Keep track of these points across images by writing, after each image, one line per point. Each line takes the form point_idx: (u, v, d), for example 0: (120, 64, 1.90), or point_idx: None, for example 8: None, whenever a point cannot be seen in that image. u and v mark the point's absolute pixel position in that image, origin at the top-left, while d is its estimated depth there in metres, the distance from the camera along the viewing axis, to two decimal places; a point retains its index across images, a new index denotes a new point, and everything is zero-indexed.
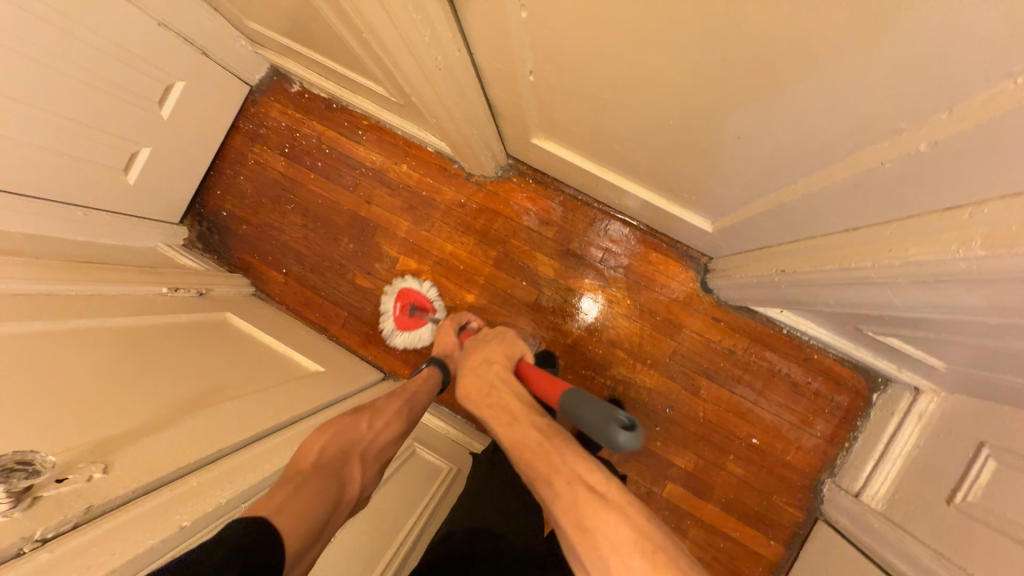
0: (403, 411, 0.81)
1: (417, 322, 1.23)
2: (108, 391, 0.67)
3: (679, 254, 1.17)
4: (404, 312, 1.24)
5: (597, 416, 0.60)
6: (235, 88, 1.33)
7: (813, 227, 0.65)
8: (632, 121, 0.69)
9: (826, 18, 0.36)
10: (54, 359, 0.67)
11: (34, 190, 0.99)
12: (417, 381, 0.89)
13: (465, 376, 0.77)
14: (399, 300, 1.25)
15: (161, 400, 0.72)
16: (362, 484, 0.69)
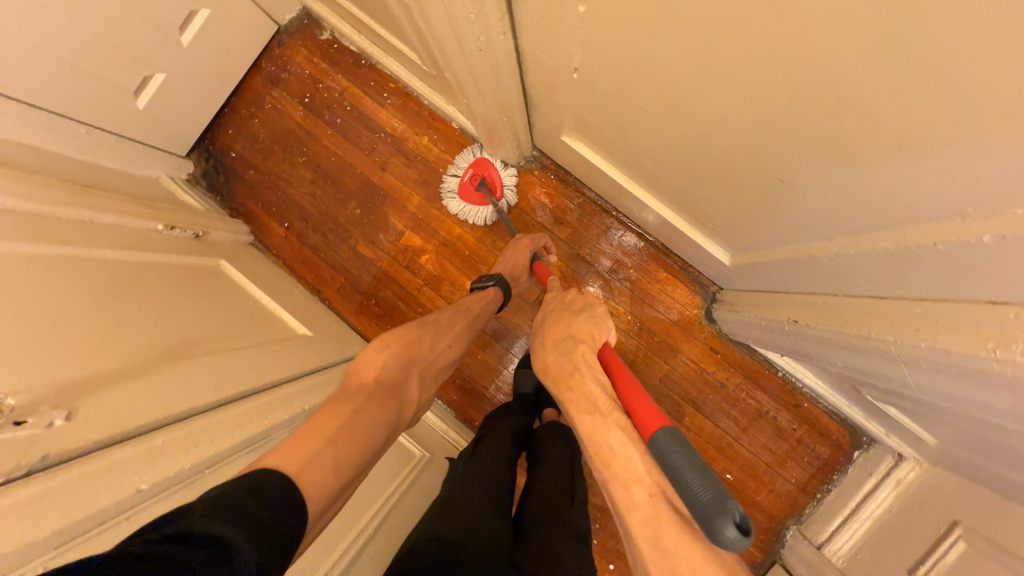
0: (464, 333, 0.86)
1: (479, 198, 1.18)
2: (89, 329, 0.65)
3: (689, 278, 1.14)
4: (472, 181, 1.18)
5: (708, 487, 0.49)
6: (262, 25, 1.26)
7: (839, 286, 0.62)
8: (672, 141, 0.65)
9: (919, 80, 0.32)
10: (34, 284, 0.64)
11: (37, 101, 0.94)
12: (481, 304, 0.92)
13: (549, 346, 0.74)
14: (474, 168, 1.18)
15: (141, 345, 0.69)
16: (418, 402, 0.73)
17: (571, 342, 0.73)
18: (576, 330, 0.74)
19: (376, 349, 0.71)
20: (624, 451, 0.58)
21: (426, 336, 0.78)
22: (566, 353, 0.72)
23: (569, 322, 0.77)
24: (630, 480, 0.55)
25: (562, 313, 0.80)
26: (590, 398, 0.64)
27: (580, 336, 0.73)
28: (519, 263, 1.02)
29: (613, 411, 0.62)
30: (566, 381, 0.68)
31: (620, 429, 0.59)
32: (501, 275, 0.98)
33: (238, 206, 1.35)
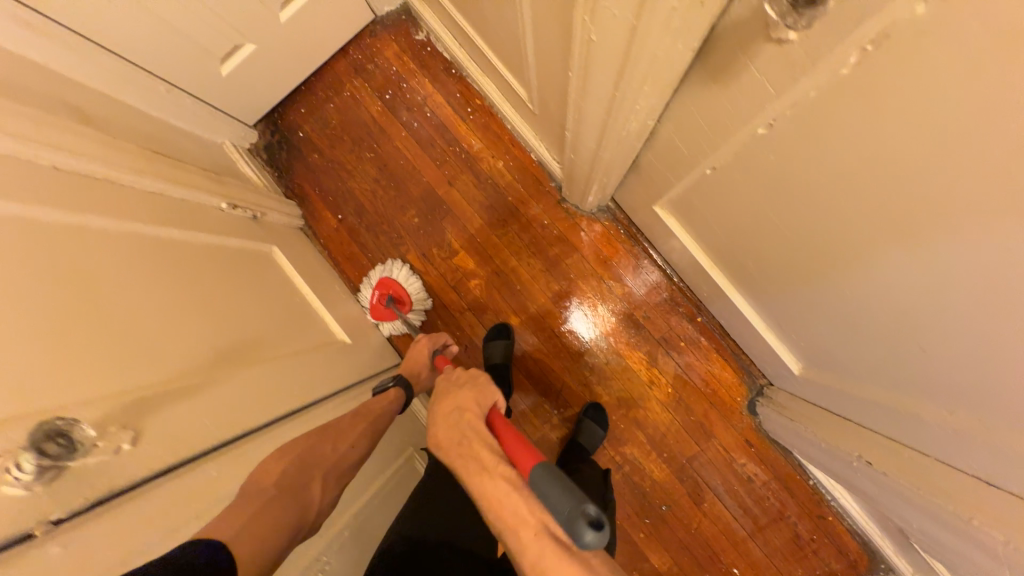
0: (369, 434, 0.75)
1: (391, 314, 1.20)
2: (142, 325, 0.60)
3: (739, 364, 1.12)
4: (380, 301, 1.20)
5: (561, 498, 0.50)
6: (359, 12, 1.22)
7: (938, 451, 0.59)
8: (794, 262, 0.62)
9: None
10: (99, 265, 0.61)
11: (113, 46, 0.89)
12: (388, 400, 0.85)
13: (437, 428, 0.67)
14: (379, 289, 1.20)
15: (188, 345, 0.65)
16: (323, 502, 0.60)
17: (456, 412, 0.68)
18: (461, 398, 0.71)
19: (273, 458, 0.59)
20: (514, 497, 0.54)
21: (324, 437, 0.67)
22: (451, 422, 0.67)
23: (455, 394, 0.73)
24: (519, 525, 0.52)
25: (454, 386, 0.75)
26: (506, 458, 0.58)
27: (466, 403, 0.70)
28: (421, 361, 1.00)
29: (499, 467, 0.58)
30: (458, 446, 0.63)
31: (505, 479, 0.56)
32: (399, 374, 0.95)
33: (296, 187, 1.32)
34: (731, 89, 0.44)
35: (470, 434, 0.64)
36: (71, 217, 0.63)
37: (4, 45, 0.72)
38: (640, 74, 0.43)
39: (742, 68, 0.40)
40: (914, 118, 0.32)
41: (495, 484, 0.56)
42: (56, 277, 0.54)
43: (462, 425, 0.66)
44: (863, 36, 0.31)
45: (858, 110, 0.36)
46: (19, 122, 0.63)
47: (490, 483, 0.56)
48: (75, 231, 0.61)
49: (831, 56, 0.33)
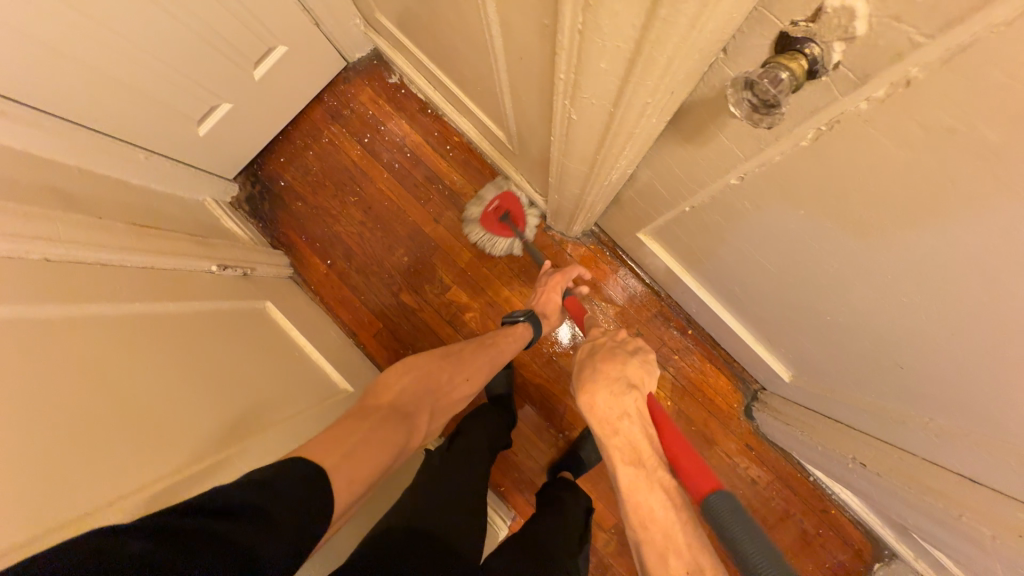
0: (488, 363, 0.88)
1: (501, 229, 1.18)
2: (148, 415, 0.60)
3: (732, 371, 1.16)
4: (496, 211, 1.16)
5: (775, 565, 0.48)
6: (331, 61, 1.24)
7: (920, 451, 0.64)
8: (773, 287, 0.67)
9: None
10: (101, 357, 0.61)
11: (90, 123, 0.89)
12: (507, 340, 0.93)
13: (599, 382, 0.66)
14: (499, 199, 1.16)
15: (196, 427, 0.65)
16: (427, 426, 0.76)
17: (624, 387, 0.66)
18: (630, 372, 0.68)
19: (395, 375, 0.77)
20: (665, 515, 0.54)
21: (446, 367, 0.82)
22: (617, 395, 0.65)
23: (623, 363, 0.70)
24: (669, 550, 0.52)
25: (613, 354, 0.72)
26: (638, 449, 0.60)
27: (635, 380, 0.67)
28: (554, 302, 1.04)
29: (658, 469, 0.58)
30: (615, 421, 0.63)
31: (662, 490, 0.56)
32: (530, 311, 0.99)
33: (281, 236, 1.32)
34: (702, 149, 0.47)
35: (633, 420, 0.63)
36: (73, 309, 0.63)
37: None
38: (621, 143, 0.46)
39: (712, 134, 0.44)
40: (857, 180, 0.37)
41: (650, 488, 0.57)
42: (64, 376, 0.55)
43: (626, 404, 0.64)
44: (816, 120, 0.34)
45: (813, 175, 0.40)
46: (11, 218, 0.63)
47: (646, 486, 0.57)
48: (80, 323, 0.62)
49: (791, 133, 0.37)
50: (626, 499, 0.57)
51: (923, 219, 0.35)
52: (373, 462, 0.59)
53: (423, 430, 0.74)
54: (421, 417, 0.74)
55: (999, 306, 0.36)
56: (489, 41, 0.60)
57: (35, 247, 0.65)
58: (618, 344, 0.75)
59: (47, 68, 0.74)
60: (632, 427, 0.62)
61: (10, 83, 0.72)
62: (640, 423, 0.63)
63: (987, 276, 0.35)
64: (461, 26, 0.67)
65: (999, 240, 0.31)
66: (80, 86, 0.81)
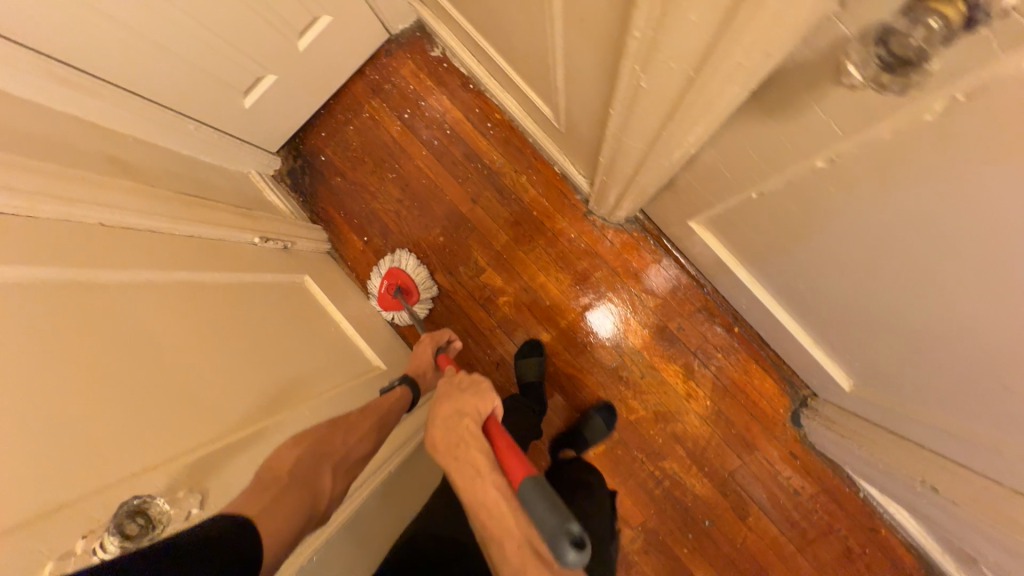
0: (376, 430, 0.75)
1: (397, 304, 1.21)
2: (185, 384, 0.61)
3: (780, 374, 1.08)
4: (387, 291, 1.21)
5: (551, 515, 0.51)
6: (374, 33, 1.21)
7: (1014, 481, 0.57)
8: (850, 284, 0.60)
9: None
10: (141, 323, 0.61)
11: (143, 90, 0.90)
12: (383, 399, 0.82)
13: (433, 424, 0.66)
14: (387, 279, 1.21)
15: (231, 398, 0.66)
16: (335, 493, 0.63)
17: (455, 416, 0.64)
18: (463, 401, 0.66)
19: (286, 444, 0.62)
20: (500, 509, 0.56)
21: (335, 432, 0.69)
22: (449, 424, 0.65)
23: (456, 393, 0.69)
24: (504, 537, 0.55)
25: (454, 385, 0.71)
26: (473, 464, 0.60)
27: (466, 407, 0.66)
28: (427, 360, 1.00)
29: (490, 473, 0.58)
30: (454, 449, 0.62)
31: (496, 490, 0.57)
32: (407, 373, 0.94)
33: (320, 211, 1.33)
34: (793, 125, 0.41)
35: (467, 446, 0.62)
36: (127, 275, 0.65)
37: (43, 102, 0.74)
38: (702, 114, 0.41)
39: (810, 107, 0.38)
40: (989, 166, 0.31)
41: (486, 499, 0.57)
42: (117, 342, 0.57)
43: (459, 432, 0.64)
44: (954, 87, 0.28)
45: (929, 159, 0.34)
46: (65, 184, 0.64)
47: (480, 491, 0.57)
48: (133, 289, 0.64)
49: (919, 102, 0.31)
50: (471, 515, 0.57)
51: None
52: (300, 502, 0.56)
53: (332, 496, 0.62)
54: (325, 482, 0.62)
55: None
56: (545, 3, 0.55)
57: (86, 212, 0.66)
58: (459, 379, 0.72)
59: (100, 33, 0.75)
60: (466, 451, 0.61)
61: (68, 47, 0.73)
62: (476, 442, 0.62)
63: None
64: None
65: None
66: (134, 54, 0.82)
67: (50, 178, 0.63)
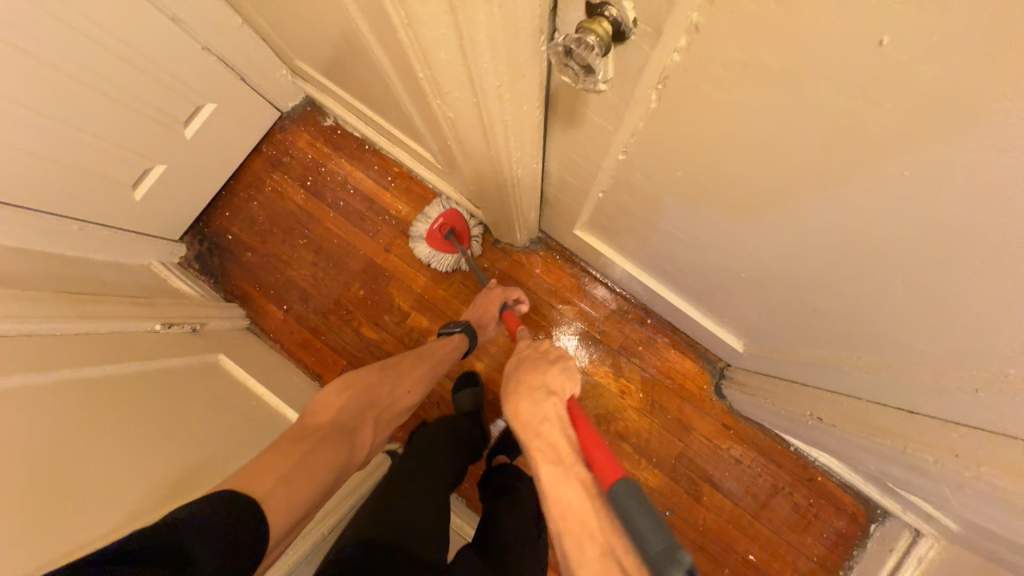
0: (424, 376, 0.95)
1: (447, 246, 1.18)
2: (46, 485, 0.57)
3: (696, 353, 1.16)
4: (440, 230, 1.16)
5: (660, 535, 0.51)
6: (264, 113, 1.27)
7: (863, 392, 0.66)
8: (695, 254, 0.69)
9: (937, 266, 0.37)
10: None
11: (18, 199, 0.89)
12: (445, 348, 1.00)
13: (518, 389, 0.68)
14: (442, 217, 1.16)
15: (108, 491, 0.62)
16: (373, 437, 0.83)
17: (545, 392, 0.67)
18: (550, 377, 0.69)
19: (334, 393, 0.82)
20: (583, 508, 0.57)
21: (386, 381, 0.88)
22: (537, 399, 0.66)
23: (544, 369, 0.72)
24: (586, 541, 0.54)
25: (538, 361, 0.74)
26: (556, 449, 0.61)
27: (554, 387, 0.69)
28: (490, 313, 1.08)
29: (579, 467, 0.60)
30: (537, 426, 0.64)
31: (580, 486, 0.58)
32: (466, 321, 1.05)
33: (234, 289, 1.31)
34: (583, 130, 0.50)
35: (553, 423, 0.64)
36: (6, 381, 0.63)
37: None
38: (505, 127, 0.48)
39: (581, 113, 0.46)
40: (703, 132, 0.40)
41: (569, 483, 0.59)
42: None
43: (547, 406, 0.66)
44: (651, 82, 0.37)
45: (672, 136, 0.44)
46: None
47: (565, 483, 0.58)
48: (12, 395, 0.62)
49: (636, 96, 0.39)
50: (550, 499, 0.57)
51: (779, 150, 0.37)
52: (306, 483, 0.65)
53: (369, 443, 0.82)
54: (362, 432, 0.80)
55: (862, 213, 0.38)
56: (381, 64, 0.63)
57: None
58: (542, 355, 0.76)
59: None
60: (551, 430, 0.64)
61: None
62: (560, 426, 0.64)
63: (846, 188, 0.37)
64: (358, 54, 0.71)
65: (835, 143, 0.33)
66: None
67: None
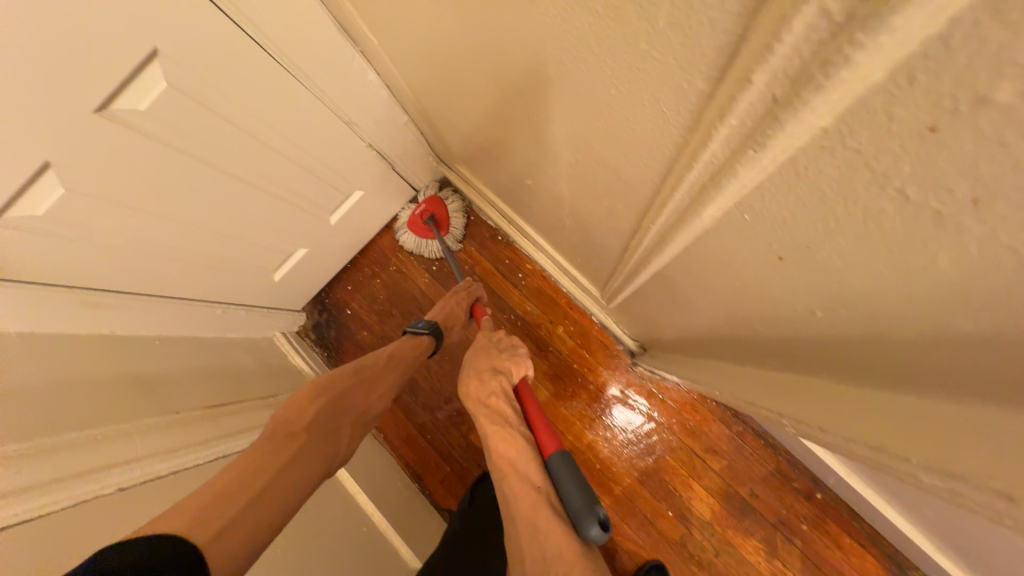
0: (397, 383, 0.80)
1: (428, 233, 1.19)
2: None
3: (879, 552, 0.93)
4: (421, 216, 1.18)
5: (580, 494, 0.54)
6: (405, 194, 1.23)
7: None
8: (1008, 545, 0.50)
9: None
10: None
11: (176, 293, 0.89)
12: (415, 352, 0.85)
13: (469, 375, 0.72)
14: (424, 205, 1.18)
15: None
16: (347, 449, 0.67)
17: (492, 372, 0.71)
18: (501, 361, 0.73)
19: (310, 390, 0.66)
20: (518, 459, 0.61)
21: (359, 384, 0.73)
22: (486, 379, 0.70)
23: (494, 357, 0.74)
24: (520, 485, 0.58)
25: (492, 348, 0.77)
26: (503, 415, 0.66)
27: (503, 368, 0.72)
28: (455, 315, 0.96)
29: (517, 429, 0.64)
30: (485, 400, 0.68)
31: (513, 442, 0.62)
32: (438, 326, 0.89)
33: None
34: None
35: (501, 394, 0.68)
36: None
37: (60, 328, 0.71)
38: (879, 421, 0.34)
39: None
40: None
41: (511, 445, 0.62)
42: None
43: (494, 386, 0.69)
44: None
45: None
46: (66, 460, 0.56)
47: (505, 443, 0.62)
48: None
49: None
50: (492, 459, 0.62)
51: None
52: (277, 513, 0.51)
53: (346, 449, 0.67)
54: (340, 438, 0.66)
55: None
56: (636, 226, 0.53)
57: (98, 482, 0.58)
58: (496, 345, 0.78)
59: (125, 253, 0.74)
60: (497, 402, 0.67)
61: (89, 268, 0.71)
62: (507, 399, 0.68)
63: None
64: (588, 200, 0.61)
65: None
66: (159, 263, 0.81)
67: (45, 461, 0.55)
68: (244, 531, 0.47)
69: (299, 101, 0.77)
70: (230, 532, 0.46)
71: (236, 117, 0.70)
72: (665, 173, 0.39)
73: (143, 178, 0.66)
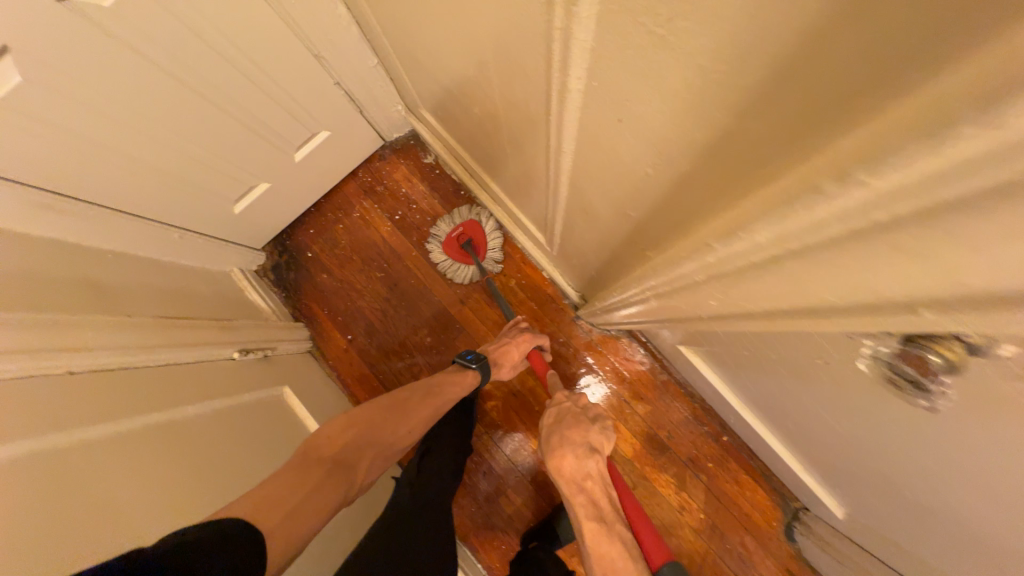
0: (428, 417, 0.90)
1: (463, 256, 1.21)
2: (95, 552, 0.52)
3: (768, 486, 1.08)
4: (457, 239, 1.20)
5: None
6: (370, 141, 1.26)
7: None
8: (837, 441, 0.62)
9: None
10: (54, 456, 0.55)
11: (128, 207, 0.89)
12: (457, 386, 0.95)
13: (560, 444, 0.77)
14: (462, 228, 1.20)
15: (121, 527, 0.56)
16: (365, 478, 0.76)
17: (588, 451, 0.76)
18: (592, 437, 0.78)
19: (338, 427, 0.77)
20: (624, 562, 0.63)
21: (390, 420, 0.83)
22: (580, 457, 0.75)
23: (585, 429, 0.80)
24: None
25: (579, 417, 0.83)
26: (594, 501, 0.71)
27: (596, 445, 0.77)
28: (507, 355, 1.02)
29: (617, 522, 0.68)
30: (580, 482, 0.74)
31: (620, 541, 0.66)
32: (485, 360, 0.99)
33: (302, 307, 1.31)
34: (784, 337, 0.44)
35: (595, 479, 0.73)
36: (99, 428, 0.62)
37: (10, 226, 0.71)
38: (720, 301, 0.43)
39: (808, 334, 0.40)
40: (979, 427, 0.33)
41: (611, 542, 0.66)
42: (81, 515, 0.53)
43: (589, 467, 0.74)
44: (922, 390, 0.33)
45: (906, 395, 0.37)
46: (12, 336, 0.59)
47: (606, 538, 0.66)
48: (105, 446, 0.61)
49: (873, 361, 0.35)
50: (590, 548, 0.66)
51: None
52: (310, 521, 0.60)
53: (364, 479, 0.76)
54: (360, 469, 0.75)
55: None
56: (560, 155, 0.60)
57: (46, 362, 0.61)
58: (583, 415, 0.84)
59: (82, 155, 0.74)
60: (593, 486, 0.73)
61: (41, 167, 0.71)
62: (601, 483, 0.73)
63: None
64: (527, 135, 0.67)
65: None
66: (116, 173, 0.81)
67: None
68: (291, 536, 0.56)
69: (266, 23, 0.79)
70: (279, 532, 0.55)
71: (201, 28, 0.71)
72: (565, 91, 0.45)
73: (100, 78, 0.67)
